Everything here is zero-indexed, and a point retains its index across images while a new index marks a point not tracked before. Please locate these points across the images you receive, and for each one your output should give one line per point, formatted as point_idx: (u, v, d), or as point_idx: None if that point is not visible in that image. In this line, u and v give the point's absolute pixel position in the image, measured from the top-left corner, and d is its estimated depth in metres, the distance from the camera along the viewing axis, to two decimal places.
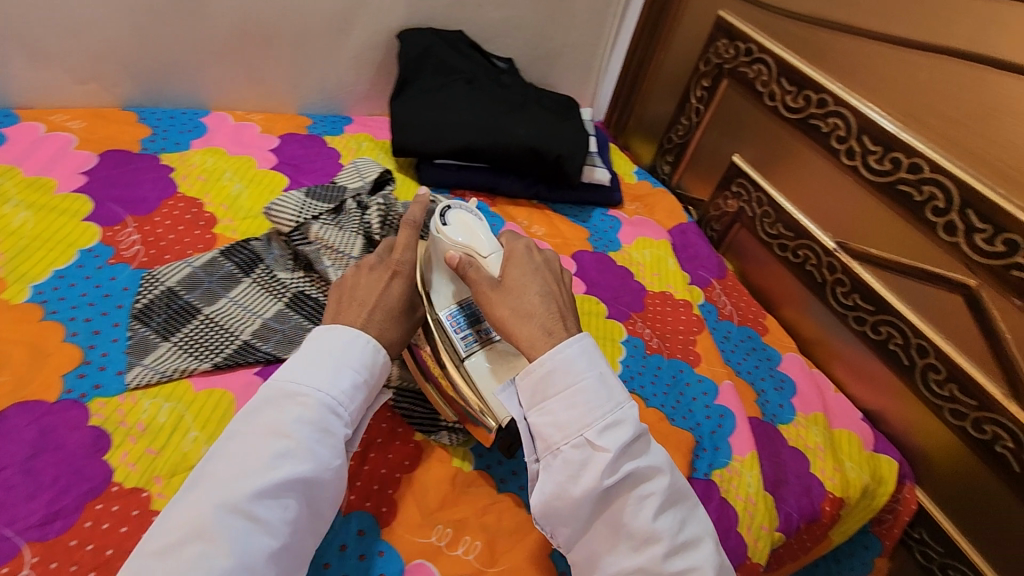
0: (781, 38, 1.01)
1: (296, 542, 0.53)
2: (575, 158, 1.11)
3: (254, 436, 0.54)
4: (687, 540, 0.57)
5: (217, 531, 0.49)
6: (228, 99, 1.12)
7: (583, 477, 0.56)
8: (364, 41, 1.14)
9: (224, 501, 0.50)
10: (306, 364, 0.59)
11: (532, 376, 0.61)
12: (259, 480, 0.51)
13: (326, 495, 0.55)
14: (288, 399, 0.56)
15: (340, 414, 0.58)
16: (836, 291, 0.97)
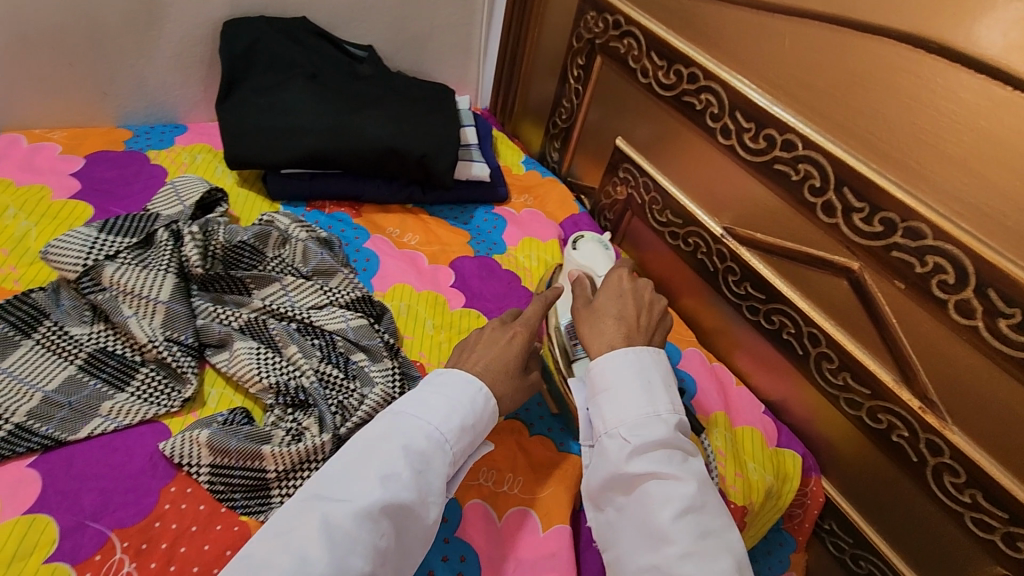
0: (646, 7, 0.92)
1: (381, 573, 0.53)
2: (444, 155, 0.99)
3: (367, 461, 0.55)
4: (705, 551, 0.56)
5: (302, 551, 0.49)
6: (20, 115, 0.94)
7: (625, 464, 0.60)
8: (183, 36, 0.97)
9: (329, 513, 0.51)
10: (427, 397, 0.61)
11: (597, 373, 0.66)
12: (364, 498, 0.52)
13: (420, 529, 0.56)
14: (411, 432, 0.57)
15: (445, 450, 0.59)
16: (728, 279, 0.91)
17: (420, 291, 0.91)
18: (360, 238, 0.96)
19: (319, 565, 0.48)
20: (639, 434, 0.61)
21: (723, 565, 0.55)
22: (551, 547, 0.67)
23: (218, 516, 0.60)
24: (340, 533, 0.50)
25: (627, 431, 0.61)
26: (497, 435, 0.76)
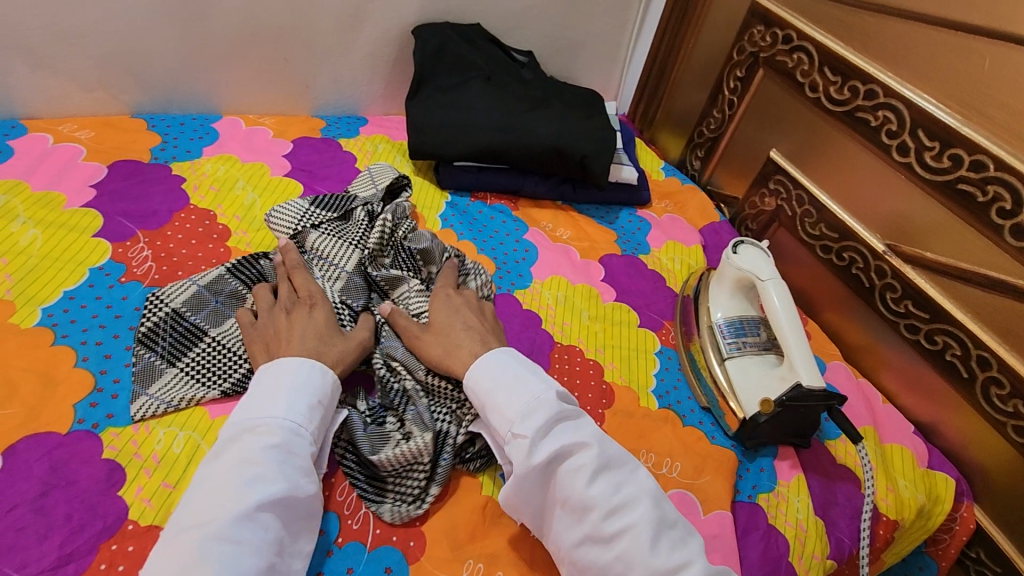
0: (823, 24, 0.94)
1: (280, 564, 0.52)
2: (601, 157, 1.05)
3: (224, 473, 0.53)
4: (625, 500, 0.57)
5: (197, 564, 0.47)
6: (240, 102, 1.08)
7: (531, 458, 0.58)
8: (377, 38, 1.08)
9: (206, 533, 0.49)
10: (258, 398, 0.59)
11: (472, 386, 0.66)
12: (235, 507, 0.51)
13: (301, 512, 0.56)
14: (248, 432, 0.56)
15: (304, 436, 0.59)
16: (885, 296, 0.91)
17: (574, 283, 0.97)
18: (518, 229, 1.03)
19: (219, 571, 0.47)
20: (533, 419, 0.60)
21: (645, 506, 0.56)
22: (711, 530, 0.70)
23: None
24: (218, 544, 0.49)
25: (519, 425, 0.60)
26: (653, 423, 0.80)
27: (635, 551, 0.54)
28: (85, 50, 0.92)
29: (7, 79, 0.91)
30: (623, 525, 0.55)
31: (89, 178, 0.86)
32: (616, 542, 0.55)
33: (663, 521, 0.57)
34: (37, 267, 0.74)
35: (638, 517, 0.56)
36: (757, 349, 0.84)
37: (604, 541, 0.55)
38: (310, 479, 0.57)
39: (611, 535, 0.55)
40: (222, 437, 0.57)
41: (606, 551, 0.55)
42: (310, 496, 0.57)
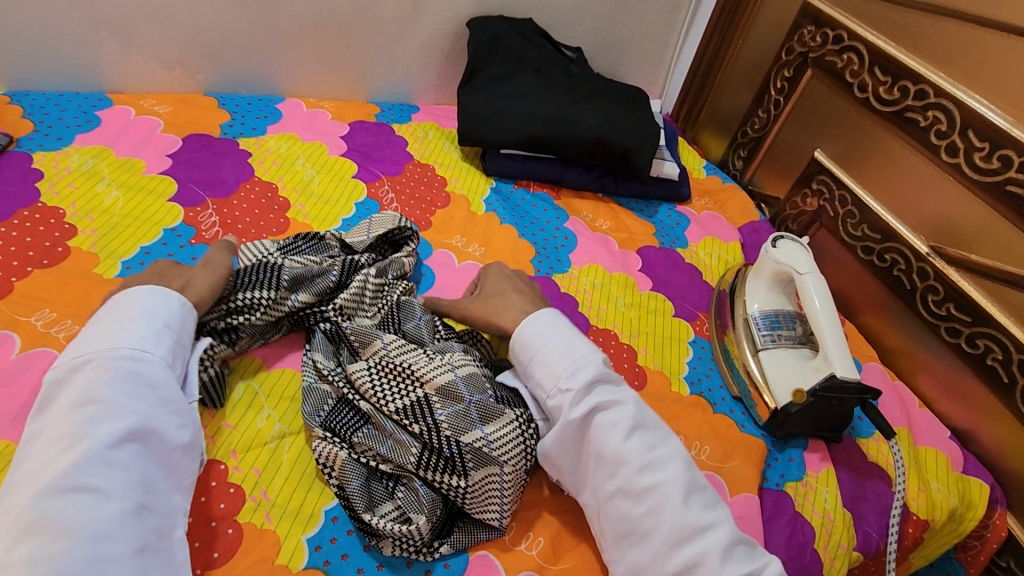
0: (875, 24, 0.94)
1: (154, 501, 0.52)
2: (644, 150, 1.08)
3: (60, 422, 0.51)
4: (658, 459, 0.60)
5: (47, 518, 0.46)
6: (303, 86, 1.14)
7: (572, 412, 0.62)
8: (434, 30, 1.13)
9: (46, 486, 0.47)
10: (97, 339, 0.57)
11: (518, 345, 0.69)
12: (76, 454, 0.49)
13: (165, 445, 0.55)
14: (80, 375, 0.54)
15: (153, 367, 0.57)
16: (927, 298, 0.90)
17: (610, 271, 0.99)
18: (559, 218, 1.06)
19: (72, 520, 0.46)
20: (579, 378, 0.64)
21: (677, 467, 0.59)
22: (738, 511, 0.72)
23: None
24: (68, 492, 0.47)
25: (565, 382, 0.64)
26: (684, 407, 0.82)
27: (665, 505, 0.57)
28: (168, 31, 0.99)
29: (98, 55, 0.99)
30: (655, 481, 0.59)
31: (166, 148, 0.93)
32: (648, 496, 0.58)
33: (693, 483, 0.59)
34: (118, 224, 0.81)
35: (671, 476, 0.59)
36: (792, 342, 0.85)
37: (635, 496, 0.59)
38: (168, 412, 0.56)
39: (642, 490, 0.58)
40: (53, 383, 0.55)
41: (637, 504, 0.58)
42: (172, 429, 0.56)
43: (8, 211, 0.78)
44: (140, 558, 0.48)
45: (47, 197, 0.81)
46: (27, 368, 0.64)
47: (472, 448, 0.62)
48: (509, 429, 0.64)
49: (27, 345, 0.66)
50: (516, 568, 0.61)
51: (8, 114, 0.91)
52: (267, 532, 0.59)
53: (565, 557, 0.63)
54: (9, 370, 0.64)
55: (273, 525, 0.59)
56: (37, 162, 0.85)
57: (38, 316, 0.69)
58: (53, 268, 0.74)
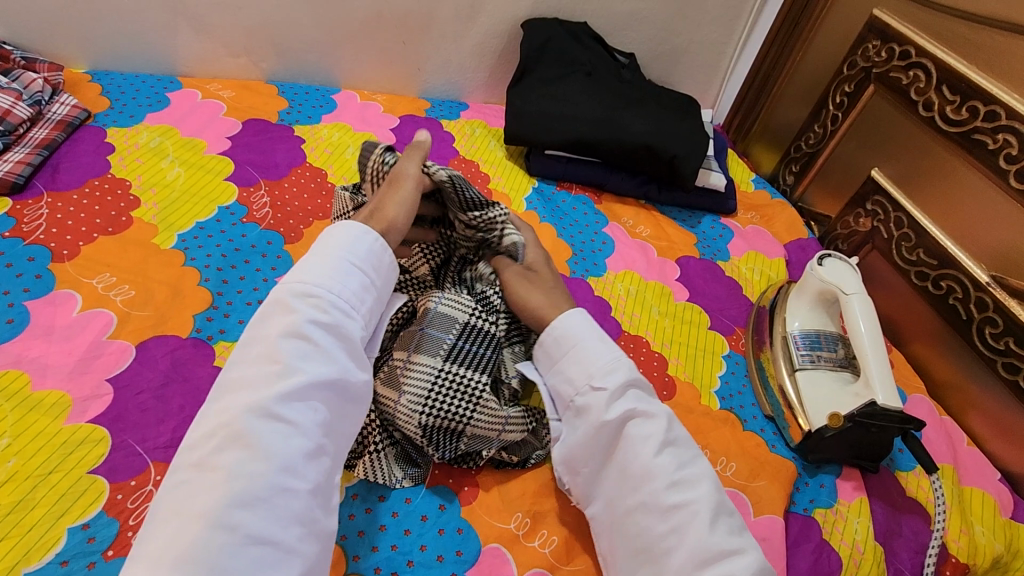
0: (946, 41, 0.90)
1: (328, 445, 0.55)
2: (691, 159, 1.05)
3: (273, 342, 0.55)
4: (688, 477, 0.59)
5: (247, 437, 0.50)
6: (359, 79, 1.17)
7: (607, 413, 0.62)
8: (488, 29, 1.15)
9: (255, 404, 0.51)
10: (315, 272, 0.60)
11: (553, 340, 0.69)
12: (284, 383, 0.53)
13: (348, 397, 0.58)
14: (300, 302, 0.57)
15: (349, 318, 0.60)
16: (983, 330, 0.86)
17: (647, 279, 0.98)
18: (599, 222, 1.06)
19: (269, 447, 0.50)
20: (613, 377, 0.64)
21: (705, 489, 0.58)
22: (761, 533, 0.69)
23: None
24: (272, 421, 0.51)
25: (598, 380, 0.64)
26: (713, 422, 0.80)
27: (691, 527, 0.56)
28: (238, 21, 1.04)
29: (172, 40, 1.05)
30: (681, 500, 0.57)
31: (226, 131, 0.98)
32: (673, 515, 0.57)
33: (721, 507, 0.58)
34: (178, 200, 0.85)
35: (700, 496, 0.57)
36: (832, 363, 0.83)
37: (661, 512, 0.57)
38: (358, 366, 0.60)
39: (670, 507, 0.57)
40: (271, 310, 0.58)
41: (662, 522, 0.57)
42: (359, 384, 0.59)
43: (81, 180, 0.83)
44: (309, 500, 0.51)
45: (117, 170, 0.86)
46: (86, 326, 0.68)
47: (394, 366, 0.68)
48: (424, 376, 0.66)
49: (87, 305, 0.70)
50: (527, 564, 0.61)
51: (88, 91, 0.98)
52: None
53: (578, 558, 0.63)
54: (70, 326, 0.68)
55: None
56: (110, 137, 0.90)
57: (99, 279, 0.73)
58: (117, 236, 0.78)
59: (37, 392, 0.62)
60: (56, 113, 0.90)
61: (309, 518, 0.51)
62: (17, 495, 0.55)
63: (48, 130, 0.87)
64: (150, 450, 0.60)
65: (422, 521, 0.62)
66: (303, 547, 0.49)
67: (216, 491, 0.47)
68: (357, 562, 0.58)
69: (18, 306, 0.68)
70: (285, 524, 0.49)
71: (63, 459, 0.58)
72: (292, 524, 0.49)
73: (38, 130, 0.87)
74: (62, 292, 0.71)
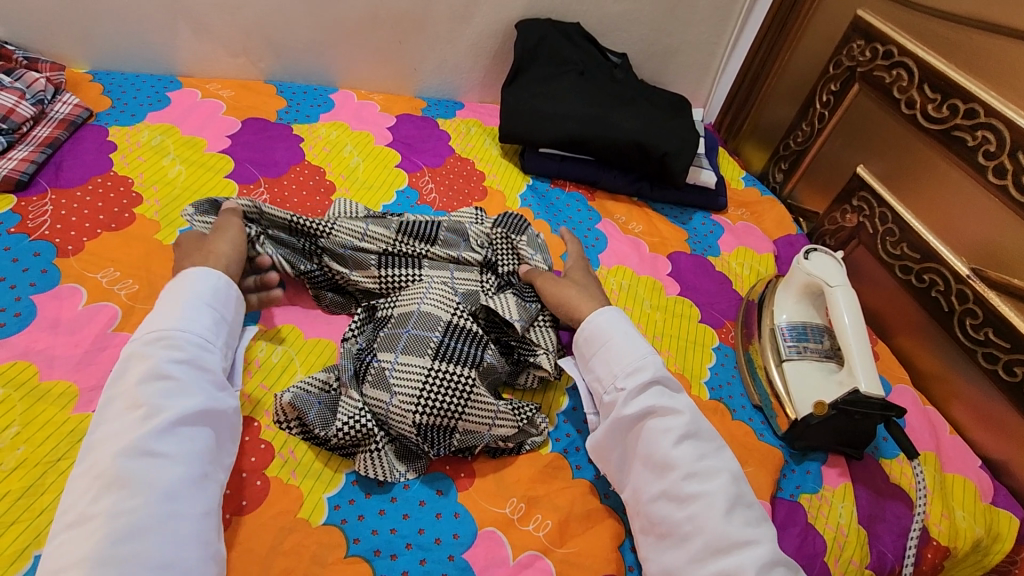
0: (926, 41, 0.92)
1: (211, 471, 0.57)
2: (682, 156, 1.07)
3: (130, 388, 0.56)
4: (706, 468, 0.62)
5: (124, 478, 0.51)
6: (355, 79, 1.19)
7: (624, 409, 0.67)
8: (483, 29, 1.17)
9: (123, 449, 0.52)
10: (168, 313, 0.62)
11: (585, 336, 0.74)
12: (149, 423, 0.54)
13: (221, 421, 0.61)
14: (152, 347, 0.59)
15: (208, 350, 0.62)
16: (964, 321, 0.88)
17: (639, 274, 1.01)
18: (592, 219, 1.08)
19: (146, 482, 0.52)
20: (637, 377, 0.68)
21: (724, 480, 0.61)
22: None
23: None
24: (143, 458, 0.53)
25: (622, 380, 0.69)
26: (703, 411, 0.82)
27: (706, 516, 0.59)
28: (236, 21, 1.06)
29: (172, 41, 1.06)
30: (699, 490, 0.61)
31: (226, 130, 1.00)
32: (690, 503, 0.60)
33: (738, 498, 0.61)
34: (179, 197, 0.87)
35: (717, 487, 0.61)
36: (817, 354, 0.85)
37: (679, 500, 0.61)
38: (227, 394, 0.63)
39: (686, 496, 0.61)
40: (127, 359, 0.59)
41: (679, 510, 0.61)
42: (229, 408, 0.62)
43: (84, 178, 0.85)
44: (205, 520, 0.54)
45: (119, 167, 0.88)
46: (91, 319, 0.70)
47: (379, 367, 0.69)
48: (415, 372, 0.68)
49: (92, 299, 0.72)
50: (522, 546, 0.63)
51: (89, 91, 0.99)
52: (291, 487, 0.63)
53: (571, 541, 0.65)
54: (75, 319, 0.69)
55: (296, 483, 0.63)
56: (112, 135, 0.92)
57: (103, 274, 0.75)
58: (120, 232, 0.80)
59: (45, 382, 0.64)
60: (59, 112, 0.91)
61: (206, 537, 0.53)
62: (27, 480, 0.57)
63: (50, 128, 0.88)
64: None
65: (420, 506, 0.64)
66: (201, 569, 0.52)
67: (96, 536, 0.48)
68: (357, 545, 0.60)
69: (25, 300, 0.70)
70: (184, 546, 0.51)
71: (71, 446, 0.60)
72: (194, 544, 0.52)
73: (40, 128, 0.88)
74: (67, 286, 0.72)
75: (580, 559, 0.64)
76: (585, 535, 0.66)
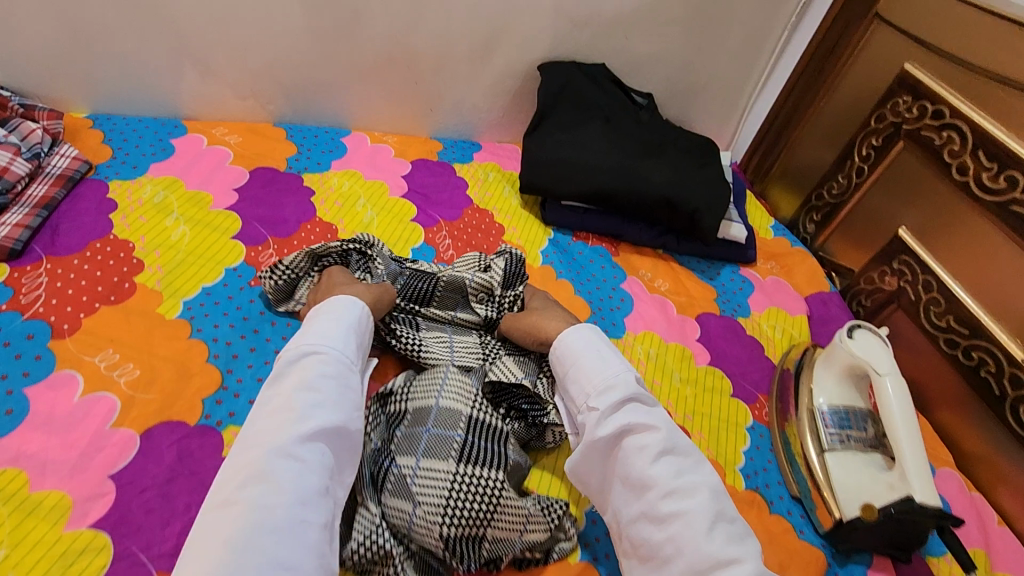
0: (983, 104, 0.86)
1: (334, 488, 0.58)
2: (712, 213, 1.02)
3: (285, 393, 0.60)
4: (685, 486, 0.61)
5: (266, 474, 0.54)
6: (368, 120, 1.14)
7: (597, 432, 0.65)
8: (503, 70, 1.11)
9: (275, 446, 0.55)
10: (318, 329, 0.66)
11: (558, 358, 0.74)
12: (300, 426, 0.57)
13: (352, 444, 0.62)
14: (304, 358, 0.63)
15: (352, 370, 0.66)
16: (1017, 407, 0.83)
17: (667, 341, 0.95)
18: (617, 277, 1.03)
19: (283, 482, 0.53)
20: (608, 397, 0.67)
21: (704, 497, 0.60)
22: None
23: None
24: (286, 458, 0.55)
25: (594, 400, 0.68)
26: (738, 504, 0.77)
27: (687, 536, 0.58)
28: (245, 63, 1.00)
29: (176, 83, 1.01)
30: (678, 509, 0.59)
31: (233, 182, 0.94)
32: (669, 524, 0.59)
33: (720, 514, 0.60)
34: (183, 262, 0.82)
35: (697, 506, 0.59)
36: (862, 444, 0.80)
37: (658, 521, 0.60)
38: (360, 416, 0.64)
39: (665, 516, 0.59)
40: (282, 366, 0.63)
41: (659, 532, 0.59)
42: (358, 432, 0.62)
43: (82, 243, 0.80)
44: (323, 534, 0.54)
45: (119, 230, 0.83)
46: (87, 413, 0.65)
47: (399, 472, 0.64)
48: (440, 477, 0.64)
49: (89, 388, 0.67)
50: None
51: (89, 139, 0.94)
52: None
53: None
54: (71, 413, 0.64)
55: None
56: (112, 192, 0.87)
57: (101, 357, 0.70)
58: (120, 306, 0.75)
59: (36, 493, 0.59)
60: (56, 167, 0.86)
61: (323, 551, 0.53)
62: None
63: (47, 186, 0.83)
64: (155, 559, 0.57)
65: None
66: None
67: (237, 522, 0.51)
68: None
69: (16, 392, 0.65)
70: (304, 554, 0.51)
71: (63, 572, 0.55)
72: (314, 555, 0.52)
73: (36, 186, 0.83)
74: (63, 373, 0.67)
75: None
76: None
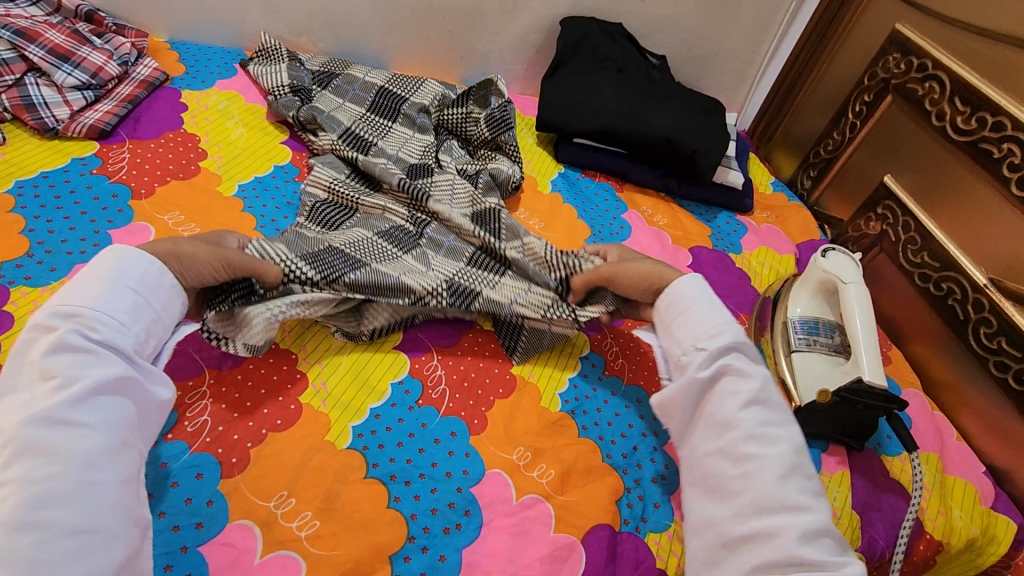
0: (961, 55, 0.94)
1: (132, 439, 0.56)
2: (711, 154, 1.11)
3: (41, 360, 0.53)
4: (770, 434, 0.63)
5: (38, 446, 0.49)
6: (404, 64, 1.27)
7: (699, 371, 0.68)
8: (529, 25, 1.23)
9: (34, 416, 0.50)
10: (75, 287, 0.58)
11: (667, 301, 0.75)
12: (68, 392, 0.52)
13: (144, 394, 0.59)
14: (62, 320, 0.56)
15: (126, 326, 0.59)
16: (979, 330, 0.91)
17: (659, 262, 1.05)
18: (618, 208, 1.13)
19: (63, 451, 0.50)
20: (714, 341, 0.69)
21: (785, 447, 0.62)
22: None
23: (497, 363, 0.80)
24: (54, 426, 0.50)
25: (703, 342, 0.70)
26: None
27: (761, 477, 0.61)
28: (302, 4, 1.15)
29: (242, 19, 1.16)
30: (757, 451, 0.62)
31: None
32: (745, 463, 0.62)
33: (797, 466, 0.62)
34: (240, 155, 0.96)
35: (774, 453, 0.62)
36: (827, 348, 0.88)
37: (734, 458, 0.63)
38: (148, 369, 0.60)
39: (743, 455, 0.63)
40: (35, 335, 0.55)
41: (733, 467, 0.63)
42: (154, 385, 0.60)
43: (158, 132, 0.94)
44: (124, 486, 0.53)
45: (188, 126, 0.97)
46: None
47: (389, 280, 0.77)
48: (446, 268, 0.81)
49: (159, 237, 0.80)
50: (525, 489, 0.68)
51: (166, 58, 1.09)
52: (321, 414, 0.69)
53: (571, 490, 0.70)
54: None
55: (325, 410, 0.70)
56: (184, 98, 1.01)
57: (169, 216, 0.83)
58: (187, 182, 0.89)
59: None
60: (140, 74, 1.01)
61: (127, 504, 0.52)
62: None
63: (132, 87, 0.98)
64: (207, 358, 0.71)
65: (435, 444, 0.70)
66: (125, 532, 0.51)
67: (6, 504, 0.46)
68: (376, 469, 0.66)
69: (102, 232, 0.78)
70: (106, 510, 0.50)
71: None
72: (112, 511, 0.50)
73: (123, 86, 0.98)
74: (138, 224, 0.81)
75: (579, 506, 0.69)
76: (585, 487, 0.71)
